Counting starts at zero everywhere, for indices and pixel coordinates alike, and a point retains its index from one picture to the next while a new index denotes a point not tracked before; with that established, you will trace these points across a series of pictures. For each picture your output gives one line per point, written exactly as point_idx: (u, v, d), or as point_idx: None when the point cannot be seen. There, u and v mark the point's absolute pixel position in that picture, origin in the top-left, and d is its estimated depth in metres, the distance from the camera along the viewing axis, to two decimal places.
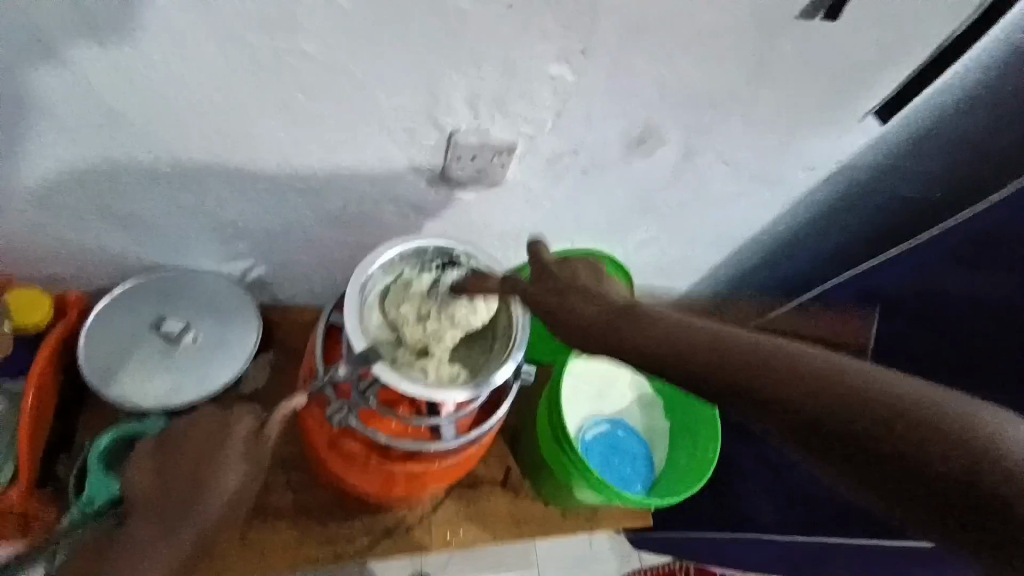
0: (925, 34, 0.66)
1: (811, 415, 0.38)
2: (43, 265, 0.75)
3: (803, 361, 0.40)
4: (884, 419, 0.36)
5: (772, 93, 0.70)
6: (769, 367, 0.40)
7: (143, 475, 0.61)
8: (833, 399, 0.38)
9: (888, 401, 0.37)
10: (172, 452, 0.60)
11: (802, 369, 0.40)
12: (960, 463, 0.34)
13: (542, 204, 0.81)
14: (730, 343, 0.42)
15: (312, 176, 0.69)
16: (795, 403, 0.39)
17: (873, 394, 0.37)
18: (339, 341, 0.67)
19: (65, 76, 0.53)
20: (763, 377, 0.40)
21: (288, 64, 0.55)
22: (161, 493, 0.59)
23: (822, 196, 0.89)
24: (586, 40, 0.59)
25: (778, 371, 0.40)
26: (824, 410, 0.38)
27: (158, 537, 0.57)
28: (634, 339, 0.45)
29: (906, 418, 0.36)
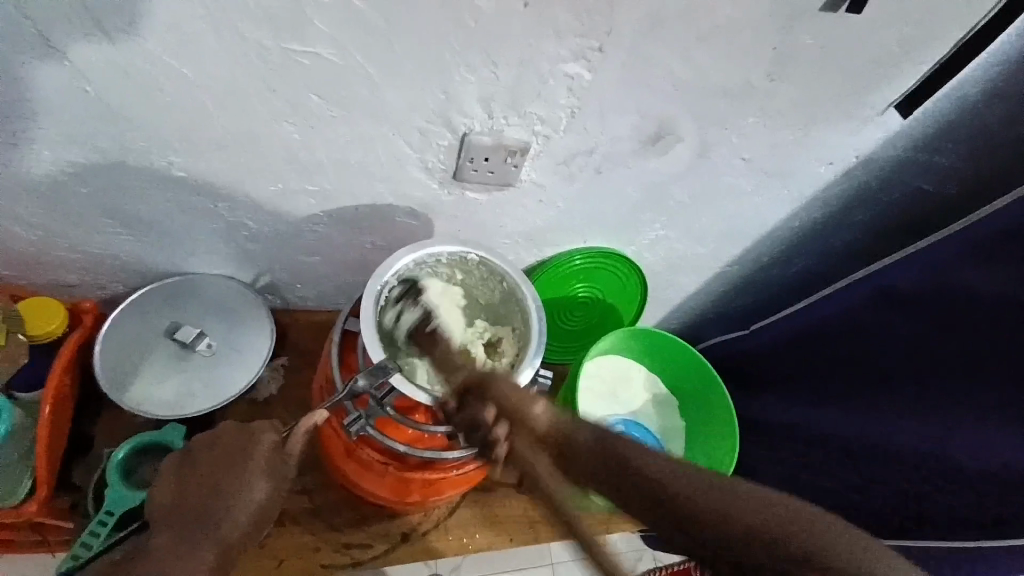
0: (951, 25, 0.65)
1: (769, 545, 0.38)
2: (54, 273, 0.75)
3: (744, 513, 0.38)
4: (814, 566, 0.38)
5: (790, 88, 0.68)
6: (752, 522, 0.38)
7: (166, 491, 0.58)
8: (776, 555, 0.38)
9: (825, 553, 0.38)
10: (197, 464, 0.59)
11: (758, 529, 0.38)
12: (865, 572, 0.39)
13: (555, 204, 0.79)
14: None
15: (322, 180, 0.68)
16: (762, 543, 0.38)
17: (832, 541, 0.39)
18: (355, 348, 0.67)
19: (72, 82, 0.52)
20: (724, 524, 0.38)
21: (298, 67, 0.55)
22: (187, 505, 0.56)
23: (840, 191, 0.87)
24: (600, 38, 0.58)
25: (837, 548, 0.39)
26: (782, 556, 0.38)
27: (189, 546, 0.53)
28: None
29: (830, 564, 0.38)
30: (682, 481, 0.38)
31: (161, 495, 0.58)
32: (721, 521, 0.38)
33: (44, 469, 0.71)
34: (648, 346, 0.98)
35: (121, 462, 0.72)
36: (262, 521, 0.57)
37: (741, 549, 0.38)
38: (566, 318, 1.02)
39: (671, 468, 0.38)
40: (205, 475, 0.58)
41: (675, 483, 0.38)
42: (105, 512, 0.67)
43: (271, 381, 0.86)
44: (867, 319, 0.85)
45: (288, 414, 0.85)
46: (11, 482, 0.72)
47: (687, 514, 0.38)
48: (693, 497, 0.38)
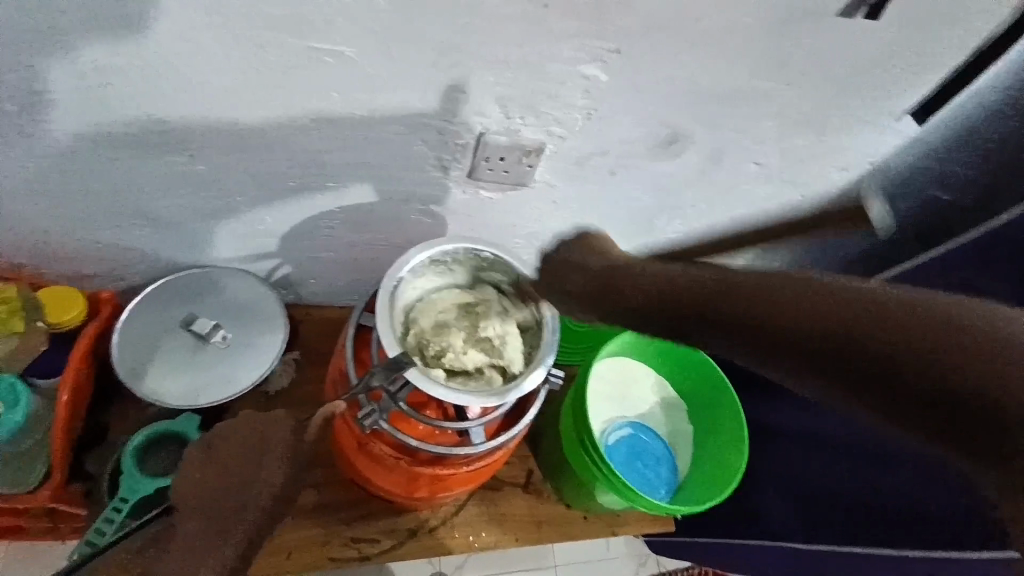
0: (968, 34, 0.65)
1: (872, 354, 0.37)
2: (75, 264, 0.76)
3: (813, 301, 0.40)
4: (908, 344, 0.36)
5: (806, 94, 0.68)
6: (849, 305, 0.39)
7: (192, 474, 0.59)
8: (854, 328, 0.37)
9: (894, 314, 0.37)
10: (222, 450, 0.60)
11: (838, 324, 0.38)
12: (949, 348, 0.35)
13: (568, 205, 0.80)
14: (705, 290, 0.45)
15: (340, 177, 0.69)
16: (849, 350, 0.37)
17: (917, 324, 0.36)
18: (369, 343, 0.68)
19: (100, 75, 0.54)
20: (800, 314, 0.40)
21: (320, 66, 0.56)
22: (215, 495, 0.58)
23: (853, 198, 0.87)
24: (617, 42, 0.58)
25: (898, 326, 0.37)
26: (871, 344, 0.37)
27: (218, 539, 0.55)
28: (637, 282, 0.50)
29: (928, 326, 0.36)
30: (793, 309, 0.40)
31: (186, 483, 0.59)
32: (814, 319, 0.39)
33: (60, 455, 0.73)
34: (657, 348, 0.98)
35: (136, 449, 0.73)
36: (285, 505, 0.59)
37: (839, 336, 0.38)
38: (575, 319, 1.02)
39: (751, 281, 0.44)
40: (230, 465, 0.58)
41: (772, 308, 0.41)
42: (119, 499, 0.68)
43: (283, 375, 0.86)
44: None
45: (300, 408, 0.86)
46: (29, 467, 0.74)
47: (756, 313, 0.42)
48: (803, 312, 0.40)
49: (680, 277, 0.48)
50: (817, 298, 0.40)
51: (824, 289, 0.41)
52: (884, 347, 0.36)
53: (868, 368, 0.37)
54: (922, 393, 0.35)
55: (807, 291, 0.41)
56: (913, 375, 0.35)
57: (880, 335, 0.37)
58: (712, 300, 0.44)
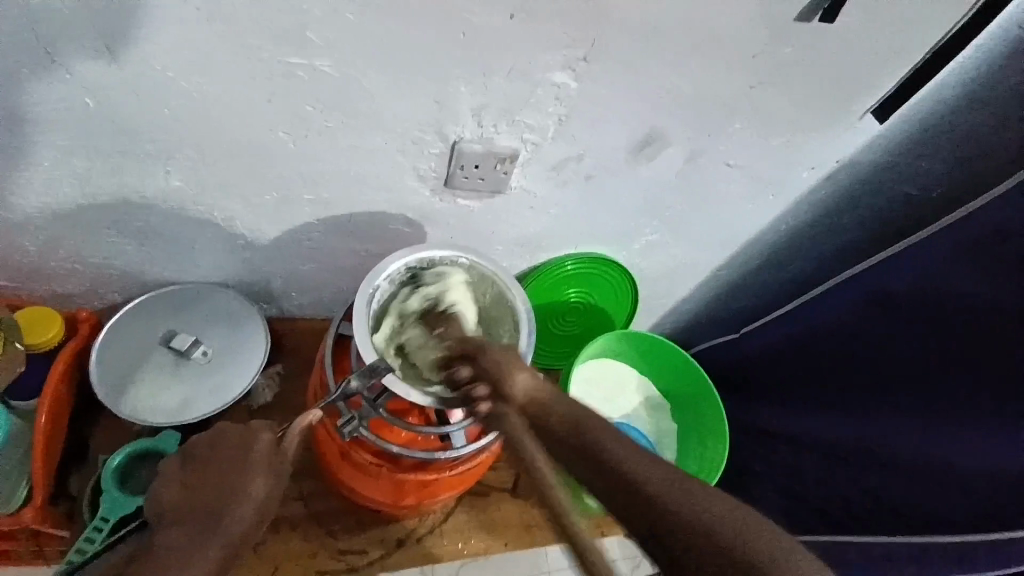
0: (923, 34, 0.67)
1: (684, 544, 0.42)
2: (53, 283, 0.76)
3: (663, 486, 0.44)
4: (721, 556, 0.41)
5: (771, 96, 0.70)
6: (701, 518, 0.43)
7: (167, 487, 0.58)
8: (694, 542, 0.42)
9: (748, 538, 0.42)
10: (200, 463, 0.60)
11: (681, 513, 0.43)
12: (738, 555, 0.41)
13: (547, 211, 0.81)
14: (598, 433, 0.48)
15: (319, 189, 0.69)
16: (684, 544, 0.42)
17: (722, 541, 0.42)
18: (349, 353, 0.68)
19: (73, 93, 0.54)
20: (630, 491, 0.45)
21: (294, 80, 0.56)
22: (191, 501, 0.56)
23: (824, 196, 0.89)
24: (586, 49, 0.60)
25: (690, 527, 0.42)
26: (699, 543, 0.42)
27: (197, 544, 0.53)
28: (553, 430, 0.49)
29: (722, 559, 0.41)
30: (652, 471, 0.45)
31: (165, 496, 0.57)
32: (641, 492, 0.44)
33: (39, 476, 0.71)
34: (639, 349, 0.99)
35: (116, 469, 0.72)
36: (264, 517, 0.57)
37: (697, 559, 0.42)
38: (558, 323, 1.03)
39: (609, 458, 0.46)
40: (207, 473, 0.58)
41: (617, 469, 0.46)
42: (100, 519, 0.68)
43: (266, 389, 0.86)
44: (853, 320, 0.87)
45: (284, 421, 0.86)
46: (7, 490, 0.73)
47: (624, 496, 0.45)
48: (658, 496, 0.44)
49: (588, 424, 0.49)
50: (708, 498, 0.44)
51: (652, 491, 0.44)
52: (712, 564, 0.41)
53: (700, 573, 0.42)
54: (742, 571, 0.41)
55: (650, 460, 0.46)
56: (712, 564, 0.41)
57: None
58: (602, 454, 0.47)
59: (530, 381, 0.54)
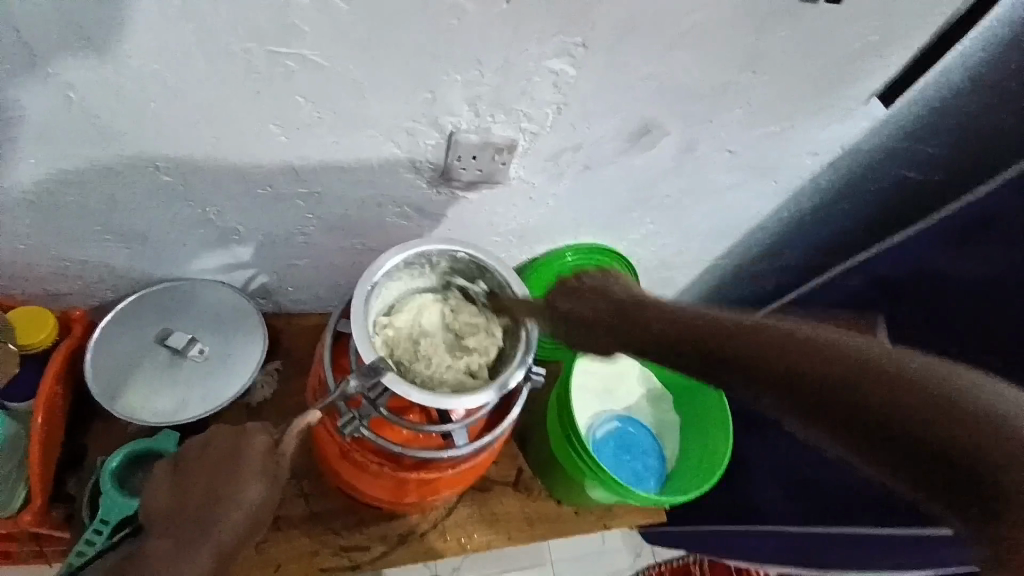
0: (930, 16, 0.65)
1: (850, 399, 0.37)
2: (43, 283, 0.74)
3: (837, 346, 0.40)
4: (887, 393, 0.37)
5: (773, 81, 0.69)
6: (849, 359, 0.39)
7: (161, 490, 0.59)
8: (851, 381, 0.38)
9: (831, 351, 0.39)
10: (190, 469, 0.59)
11: (839, 364, 0.39)
12: (924, 403, 0.36)
13: (544, 201, 0.80)
14: (707, 327, 0.45)
15: (311, 183, 0.68)
16: (862, 399, 0.37)
17: (898, 376, 0.37)
18: (347, 351, 0.67)
19: (53, 91, 0.52)
20: (834, 375, 0.38)
21: (282, 71, 0.55)
22: (181, 506, 0.57)
23: (827, 182, 0.88)
24: (583, 35, 0.58)
25: (866, 366, 0.38)
26: (847, 384, 0.38)
27: (185, 551, 0.55)
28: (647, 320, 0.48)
29: (899, 393, 0.37)
30: (793, 339, 0.41)
31: (157, 501, 0.59)
32: (846, 366, 0.38)
33: (38, 479, 0.71)
34: None
35: (114, 470, 0.71)
36: (257, 523, 0.58)
37: (868, 398, 0.37)
38: None
39: (804, 340, 0.41)
40: (199, 478, 0.58)
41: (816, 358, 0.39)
42: (100, 520, 0.67)
43: (264, 386, 0.85)
44: (857, 308, 0.85)
45: (282, 419, 0.85)
46: (6, 493, 0.72)
47: (744, 360, 0.42)
48: (822, 356, 0.39)
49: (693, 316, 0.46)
50: (863, 346, 0.40)
51: (797, 339, 0.41)
52: (904, 409, 0.36)
53: (865, 415, 0.37)
54: (907, 428, 0.35)
55: (759, 325, 0.43)
56: (898, 409, 0.36)
57: (910, 392, 0.36)
58: (716, 335, 0.44)
59: (611, 301, 0.52)
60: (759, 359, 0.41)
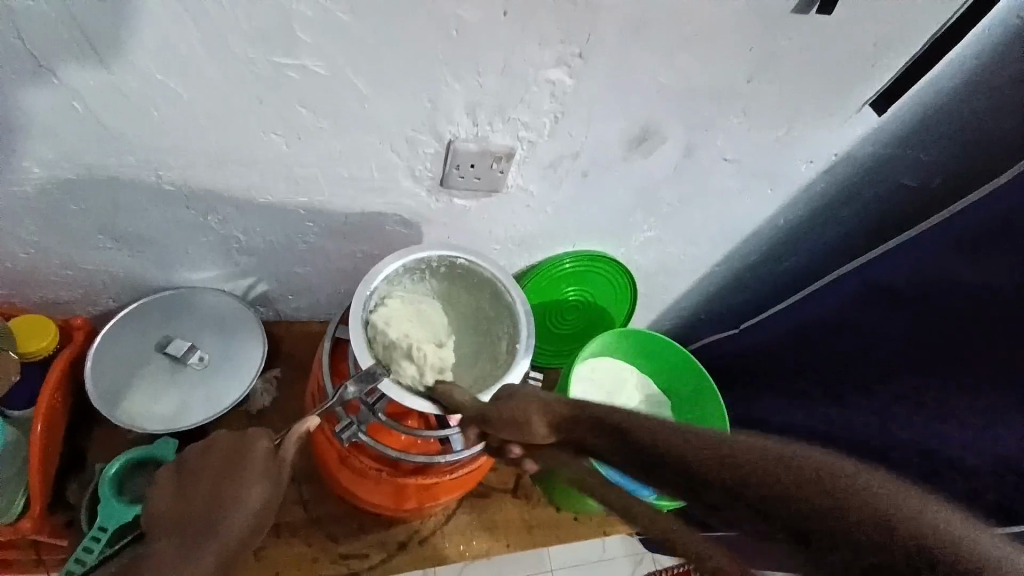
0: (920, 25, 0.67)
1: (782, 512, 0.38)
2: (46, 290, 0.75)
3: (757, 455, 0.40)
4: (810, 508, 0.38)
5: (769, 89, 0.70)
6: (770, 471, 0.39)
7: (163, 492, 0.60)
8: (773, 496, 0.39)
9: (754, 462, 0.40)
10: (191, 473, 0.59)
11: (762, 476, 0.39)
12: (853, 517, 0.37)
13: (544, 209, 0.80)
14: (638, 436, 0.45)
15: (312, 190, 0.69)
16: (793, 514, 0.38)
17: (821, 489, 0.38)
18: (345, 356, 0.67)
19: (59, 97, 0.53)
20: (766, 491, 0.39)
21: (285, 80, 0.56)
22: (185, 508, 0.58)
23: (822, 189, 0.89)
24: (580, 44, 0.59)
25: (784, 475, 0.39)
26: (770, 496, 0.39)
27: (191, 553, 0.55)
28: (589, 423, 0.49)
29: (824, 506, 0.37)
30: (715, 446, 0.42)
31: (158, 506, 0.59)
32: (772, 482, 0.39)
33: (38, 483, 0.71)
34: (639, 348, 0.99)
35: (113, 477, 0.71)
36: (260, 524, 0.58)
37: (794, 514, 0.38)
38: (557, 322, 1.03)
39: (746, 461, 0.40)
40: (201, 481, 0.58)
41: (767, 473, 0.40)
42: (99, 527, 0.67)
43: (264, 393, 0.85)
44: (853, 313, 0.86)
45: (281, 426, 0.85)
46: (6, 498, 0.72)
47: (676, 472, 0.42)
48: (747, 469, 0.40)
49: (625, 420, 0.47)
50: (780, 450, 0.40)
51: (716, 449, 0.41)
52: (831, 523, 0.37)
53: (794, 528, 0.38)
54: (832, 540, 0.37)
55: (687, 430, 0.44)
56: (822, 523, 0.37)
57: (833, 506, 0.37)
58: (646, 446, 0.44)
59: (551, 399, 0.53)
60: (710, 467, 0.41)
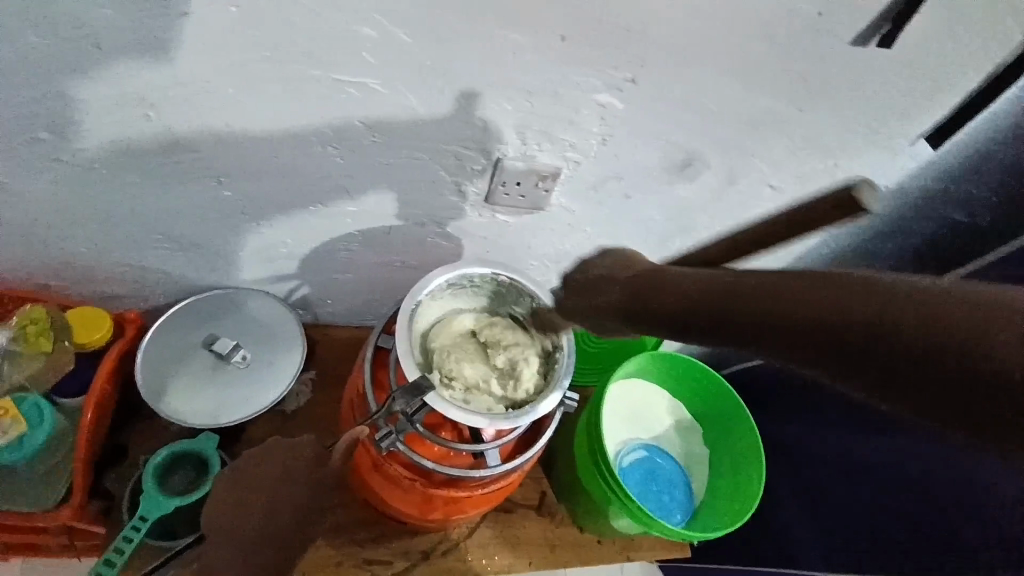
0: (982, 60, 0.65)
1: (776, 312, 0.38)
2: (103, 285, 0.78)
3: (726, 281, 0.43)
4: (801, 299, 0.37)
5: (821, 120, 0.69)
6: (758, 290, 0.40)
7: (224, 508, 0.60)
8: (778, 309, 0.38)
9: (757, 294, 0.40)
10: (247, 478, 0.61)
11: (735, 288, 0.42)
12: (872, 314, 0.34)
13: (583, 228, 0.81)
14: (652, 288, 0.48)
15: (359, 201, 0.70)
16: (802, 320, 0.37)
17: (804, 286, 0.38)
18: (386, 365, 0.68)
19: (133, 107, 0.56)
20: (768, 314, 0.39)
21: (343, 96, 0.57)
22: (249, 520, 0.59)
23: (869, 220, 0.87)
24: (632, 71, 0.60)
25: (793, 303, 0.38)
26: (758, 311, 0.39)
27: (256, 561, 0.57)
28: (608, 293, 0.51)
29: (824, 297, 0.36)
30: (682, 281, 0.46)
31: (213, 512, 0.60)
32: (752, 296, 0.40)
33: (82, 475, 0.74)
34: (672, 372, 0.98)
35: (156, 469, 0.74)
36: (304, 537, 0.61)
37: (804, 321, 0.37)
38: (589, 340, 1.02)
39: (724, 278, 0.43)
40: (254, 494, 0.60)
41: (788, 302, 0.38)
42: (139, 517, 0.69)
43: (299, 395, 0.87)
44: None
45: (314, 428, 0.87)
46: (50, 486, 0.75)
47: (696, 315, 0.43)
48: (694, 289, 0.44)
49: (645, 284, 0.49)
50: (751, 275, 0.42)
51: (709, 283, 0.44)
52: (839, 320, 0.35)
53: (814, 341, 0.36)
54: (848, 339, 0.35)
55: (683, 274, 0.47)
56: (840, 323, 0.35)
57: (824, 302, 0.36)
58: (655, 299, 0.47)
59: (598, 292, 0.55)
60: (757, 304, 0.39)
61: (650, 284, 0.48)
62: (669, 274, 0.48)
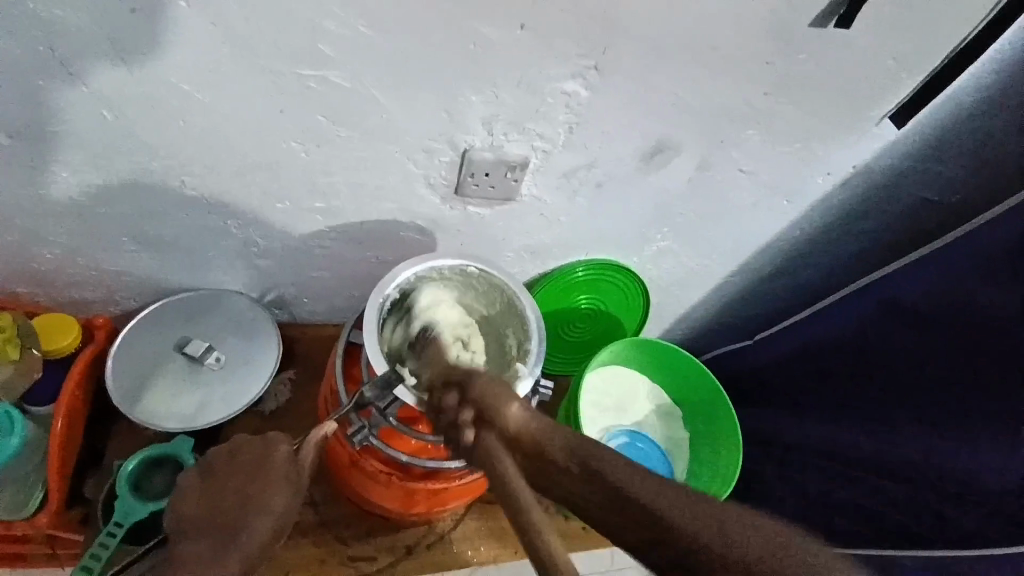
0: (941, 38, 0.66)
1: (745, 573, 0.36)
2: (70, 290, 0.77)
3: (686, 517, 0.37)
4: (776, 574, 0.36)
5: (787, 103, 0.70)
6: (721, 554, 0.36)
7: (189, 502, 0.60)
8: (749, 571, 0.36)
9: (731, 558, 0.36)
10: (220, 476, 0.61)
11: (703, 541, 0.37)
12: None
13: (557, 218, 0.81)
14: (606, 488, 0.39)
15: (329, 198, 0.70)
16: None
17: (764, 558, 0.37)
18: (358, 361, 0.68)
19: (90, 108, 0.55)
20: (733, 570, 0.36)
21: (305, 90, 0.57)
22: (211, 511, 0.58)
23: (840, 201, 0.88)
24: (597, 58, 0.60)
25: (759, 568, 0.36)
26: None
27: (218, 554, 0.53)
28: (554, 468, 0.40)
29: (800, 571, 0.37)
30: (629, 486, 0.39)
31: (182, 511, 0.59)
32: (721, 547, 0.37)
33: (56, 480, 0.73)
34: (650, 358, 0.98)
35: (131, 474, 0.73)
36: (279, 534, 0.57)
37: None
38: (569, 330, 1.03)
39: (689, 512, 0.37)
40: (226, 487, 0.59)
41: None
42: (115, 523, 0.68)
43: (278, 395, 0.87)
44: (871, 328, 0.85)
45: (294, 428, 0.86)
46: (25, 495, 0.74)
47: (655, 536, 0.37)
48: (649, 509, 0.38)
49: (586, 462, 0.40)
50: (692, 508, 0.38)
51: (668, 510, 0.38)
52: None
53: None
54: None
55: (622, 463, 0.40)
56: None
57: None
58: (611, 496, 0.39)
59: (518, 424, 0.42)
60: (720, 567, 0.36)
61: (586, 467, 0.40)
62: (625, 469, 0.39)
